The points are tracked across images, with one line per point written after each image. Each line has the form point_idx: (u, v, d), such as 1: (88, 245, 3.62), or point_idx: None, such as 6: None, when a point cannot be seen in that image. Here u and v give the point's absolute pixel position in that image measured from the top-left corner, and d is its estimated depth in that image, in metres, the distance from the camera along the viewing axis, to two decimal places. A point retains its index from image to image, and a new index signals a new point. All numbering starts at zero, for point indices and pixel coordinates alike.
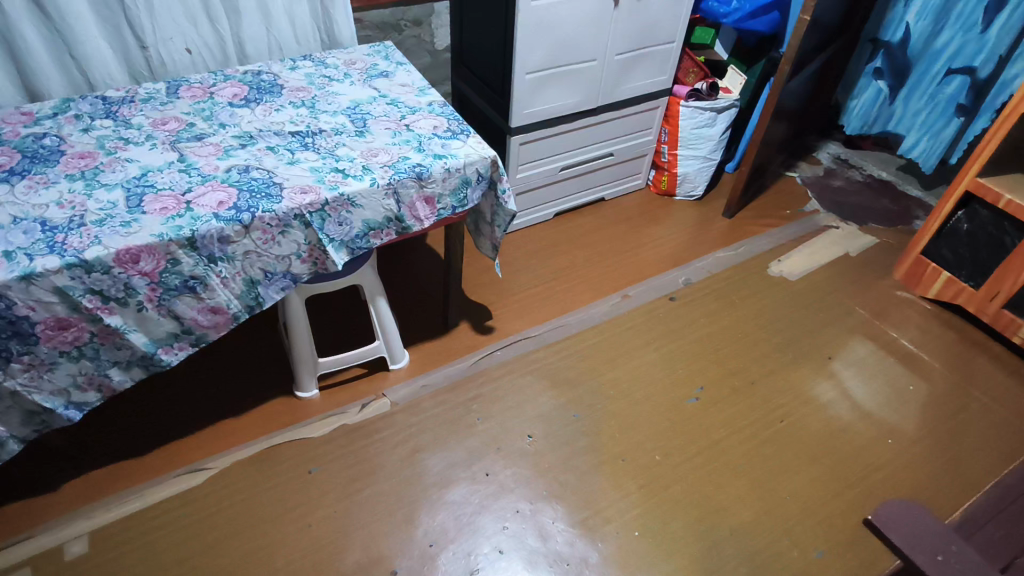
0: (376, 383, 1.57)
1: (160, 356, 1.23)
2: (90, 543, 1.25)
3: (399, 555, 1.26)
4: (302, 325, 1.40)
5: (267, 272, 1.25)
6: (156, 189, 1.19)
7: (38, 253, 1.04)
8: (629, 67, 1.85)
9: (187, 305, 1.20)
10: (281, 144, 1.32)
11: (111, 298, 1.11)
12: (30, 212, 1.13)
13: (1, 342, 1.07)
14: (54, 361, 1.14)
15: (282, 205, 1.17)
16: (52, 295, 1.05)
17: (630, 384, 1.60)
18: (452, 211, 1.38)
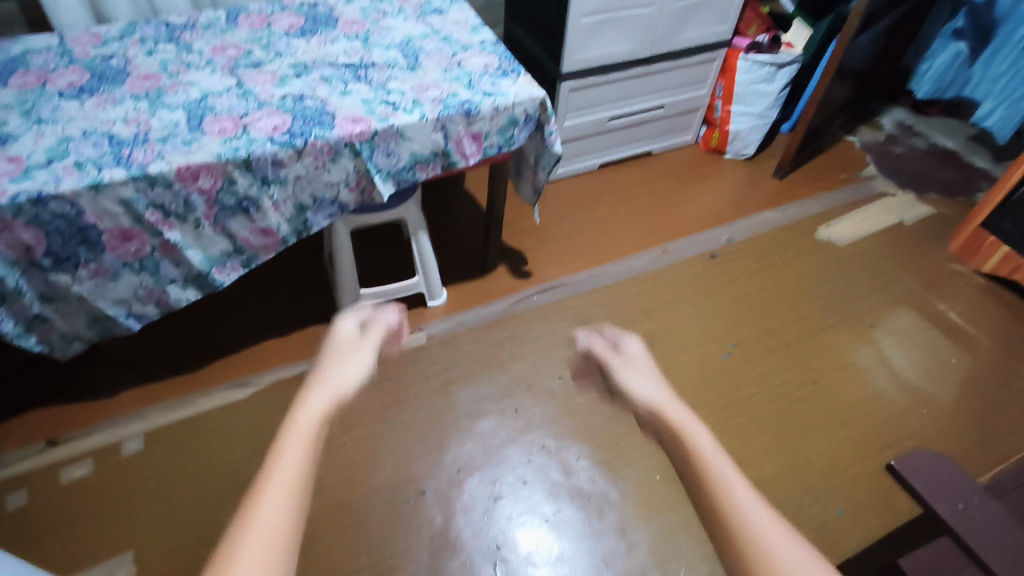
0: (414, 317, 1.61)
1: (215, 276, 1.30)
2: (145, 443, 1.35)
3: (428, 477, 1.32)
4: (347, 253, 1.45)
5: (316, 198, 1.28)
6: (215, 111, 1.23)
7: (107, 165, 1.10)
8: (687, 16, 1.79)
9: (240, 226, 1.25)
10: (335, 75, 1.34)
11: (171, 213, 1.17)
12: (99, 127, 1.18)
13: (71, 248, 1.14)
14: (118, 270, 1.21)
15: (333, 133, 1.19)
16: (118, 205, 1.11)
17: (663, 335, 1.61)
18: (498, 150, 1.39)
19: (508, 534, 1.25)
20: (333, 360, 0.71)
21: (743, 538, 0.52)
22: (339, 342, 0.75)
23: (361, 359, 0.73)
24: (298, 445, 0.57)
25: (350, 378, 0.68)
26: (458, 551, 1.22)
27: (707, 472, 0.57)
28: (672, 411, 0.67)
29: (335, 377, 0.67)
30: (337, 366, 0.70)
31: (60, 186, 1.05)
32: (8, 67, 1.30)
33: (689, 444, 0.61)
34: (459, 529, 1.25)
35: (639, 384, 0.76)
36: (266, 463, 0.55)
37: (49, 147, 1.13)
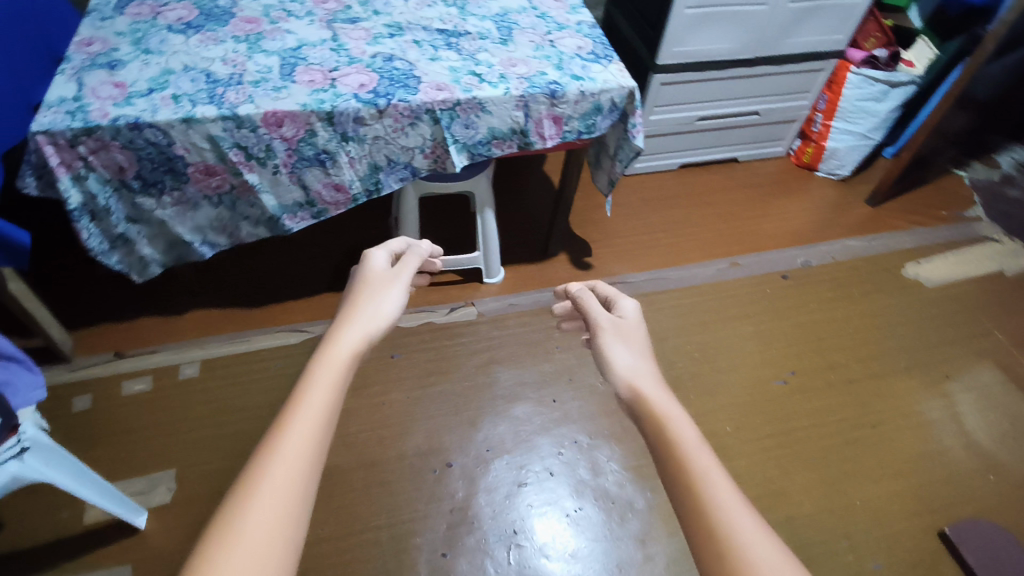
0: (468, 291, 1.62)
1: (284, 222, 1.33)
2: (200, 369, 1.42)
3: (456, 451, 1.33)
4: (413, 218, 1.46)
5: (391, 160, 1.29)
6: (307, 62, 1.25)
7: (201, 101, 1.14)
8: (802, 19, 1.68)
9: (314, 178, 1.28)
10: (426, 39, 1.32)
11: (252, 156, 1.20)
12: (198, 64, 1.23)
13: (158, 176, 1.20)
14: (198, 202, 1.27)
15: (417, 97, 1.18)
16: (205, 141, 1.16)
17: (717, 350, 1.55)
18: (577, 136, 1.34)
19: (526, 522, 1.24)
20: (362, 295, 0.70)
21: (725, 548, 0.48)
22: (366, 273, 0.73)
23: (391, 295, 0.71)
24: (326, 387, 0.57)
25: (379, 316, 0.68)
26: (475, 528, 1.23)
27: (699, 479, 0.53)
28: (653, 396, 0.61)
29: (368, 315, 0.66)
30: (366, 304, 0.68)
31: (156, 116, 1.10)
32: None
33: (674, 438, 0.56)
34: (479, 507, 1.26)
35: (616, 348, 0.69)
36: (291, 402, 0.55)
37: (152, 77, 1.19)
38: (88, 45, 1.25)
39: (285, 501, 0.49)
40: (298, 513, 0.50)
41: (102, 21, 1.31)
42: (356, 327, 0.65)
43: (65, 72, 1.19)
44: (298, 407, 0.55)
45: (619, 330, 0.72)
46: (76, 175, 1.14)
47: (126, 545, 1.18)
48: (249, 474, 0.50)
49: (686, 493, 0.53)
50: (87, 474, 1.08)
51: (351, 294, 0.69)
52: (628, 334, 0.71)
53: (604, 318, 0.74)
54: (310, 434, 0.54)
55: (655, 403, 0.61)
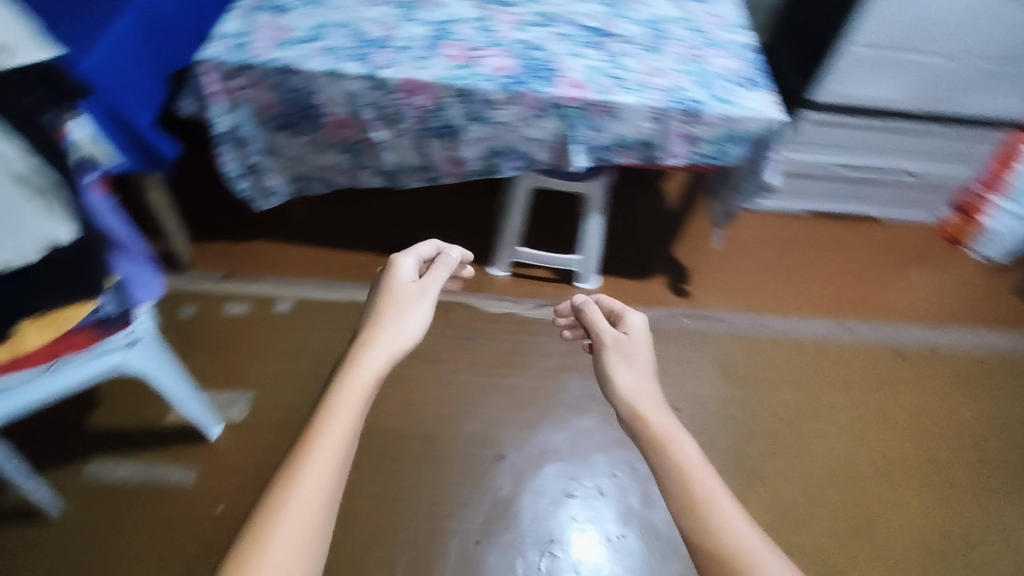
0: (557, 291, 1.60)
1: (403, 179, 1.38)
2: (294, 307, 1.50)
3: (511, 446, 1.33)
4: (520, 207, 1.46)
5: (511, 147, 1.27)
6: (453, 37, 1.26)
7: (347, 58, 1.18)
8: (986, 80, 1.54)
9: (436, 149, 1.29)
10: (573, 34, 1.29)
11: (383, 117, 1.23)
12: (352, 22, 1.27)
13: (295, 120, 1.26)
14: (327, 147, 1.32)
15: (550, 90, 1.16)
16: (343, 96, 1.19)
17: (805, 414, 1.44)
18: (706, 159, 1.27)
19: (564, 534, 1.22)
20: (387, 319, 0.73)
21: (725, 556, 0.55)
22: (393, 293, 0.77)
23: (414, 317, 0.74)
24: (345, 413, 0.61)
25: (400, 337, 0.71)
26: (513, 526, 1.22)
27: (697, 497, 0.59)
28: (654, 414, 0.68)
29: (387, 337, 0.70)
30: (388, 325, 0.72)
31: (305, 64, 1.15)
32: None
33: (677, 462, 0.62)
34: (521, 506, 1.25)
35: (621, 366, 0.76)
36: (312, 431, 0.59)
37: (309, 27, 1.24)
38: None
39: (312, 517, 0.55)
40: (319, 528, 0.55)
41: None
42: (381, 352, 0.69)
43: (235, 11, 1.27)
44: (322, 432, 0.59)
45: (626, 349, 0.79)
46: (225, 106, 1.23)
47: (197, 451, 1.27)
48: (277, 492, 0.55)
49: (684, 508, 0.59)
50: (172, 353, 1.23)
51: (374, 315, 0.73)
52: (631, 351, 0.79)
53: (609, 336, 0.81)
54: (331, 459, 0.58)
55: (657, 423, 0.67)
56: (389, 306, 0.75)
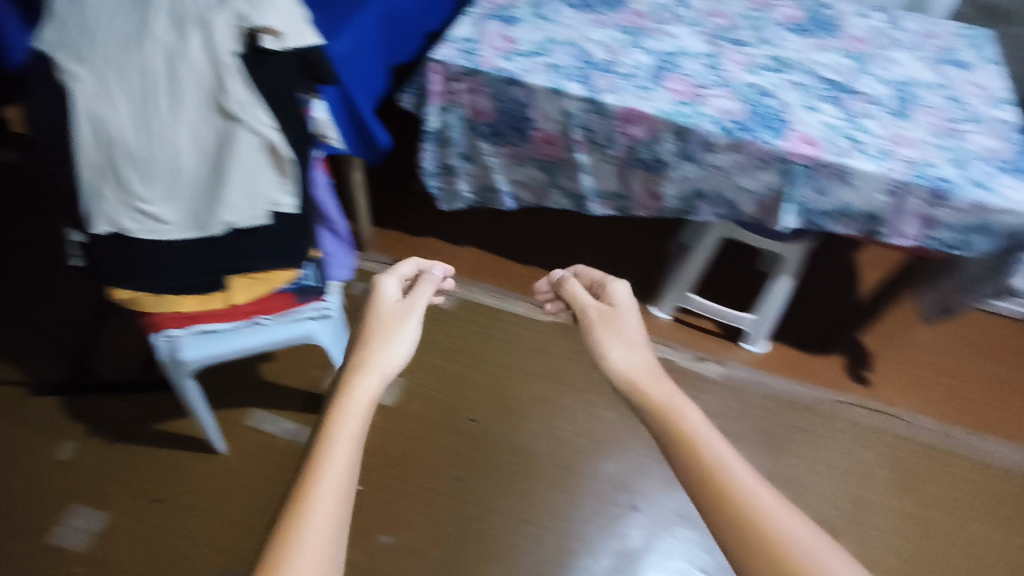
0: (719, 346, 1.51)
1: (591, 205, 1.35)
2: (455, 305, 1.54)
3: (647, 498, 1.26)
4: (703, 254, 1.39)
5: (718, 193, 1.21)
6: (679, 71, 1.21)
7: (572, 78, 1.17)
8: None
9: (637, 179, 1.26)
10: (810, 86, 1.20)
11: (593, 141, 1.21)
12: (579, 42, 1.25)
13: (505, 129, 1.27)
14: (526, 161, 1.33)
15: (780, 144, 1.08)
16: (559, 115, 1.19)
17: (985, 549, 1.27)
18: (940, 246, 1.13)
19: None
20: (378, 344, 0.68)
21: (760, 531, 0.48)
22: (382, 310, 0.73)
23: (407, 336, 0.70)
24: (345, 442, 0.56)
25: (392, 359, 0.66)
26: None
27: (711, 467, 0.52)
28: (655, 386, 0.62)
29: (379, 361, 0.65)
30: (381, 346, 0.67)
31: (531, 78, 1.16)
32: None
33: (687, 430, 0.56)
34: (649, 565, 1.18)
35: (615, 343, 0.70)
36: (313, 461, 0.54)
37: (537, 42, 1.25)
38: None
39: (320, 563, 0.48)
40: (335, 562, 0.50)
41: None
42: (370, 379, 0.63)
43: (470, 15, 1.29)
44: (317, 476, 0.53)
45: (615, 320, 0.74)
46: (444, 106, 1.26)
47: None
48: (279, 538, 0.49)
49: (698, 480, 0.52)
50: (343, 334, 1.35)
51: (362, 336, 0.68)
52: (621, 322, 0.73)
53: (593, 308, 0.75)
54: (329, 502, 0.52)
55: (656, 391, 0.61)
56: (383, 327, 0.71)
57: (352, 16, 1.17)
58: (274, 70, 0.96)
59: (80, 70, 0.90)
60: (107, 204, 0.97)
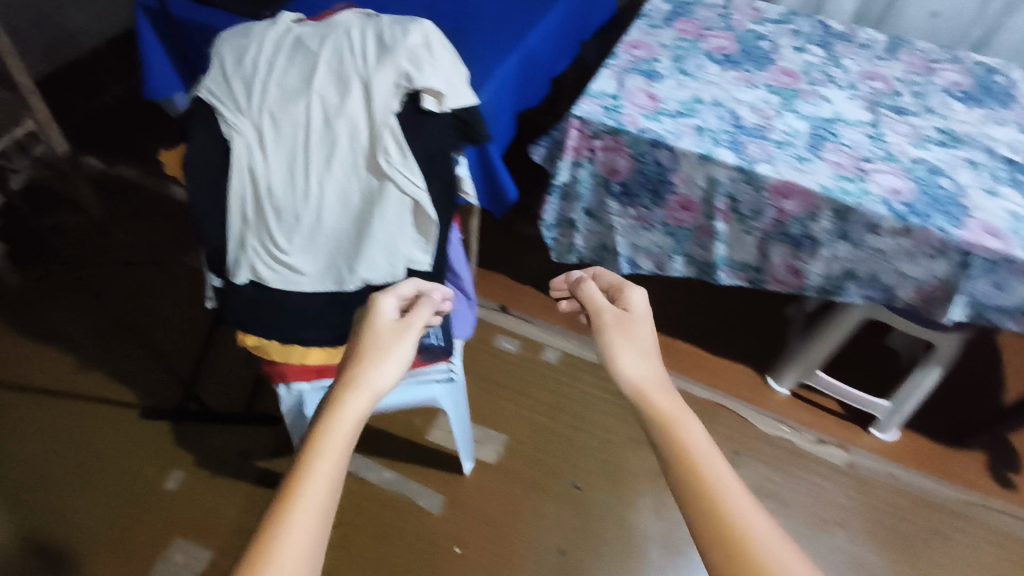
0: (843, 430, 1.39)
1: (721, 275, 1.26)
2: (559, 359, 1.49)
3: None
4: (835, 334, 1.28)
5: (873, 277, 1.10)
6: (838, 141, 1.12)
7: (722, 143, 1.10)
8: None
9: (779, 254, 1.16)
10: (987, 165, 1.09)
11: (737, 211, 1.13)
12: (726, 103, 1.18)
13: (638, 190, 1.21)
14: (655, 223, 1.26)
15: (959, 233, 0.97)
16: (703, 180, 1.12)
17: None
18: None
19: None
20: (367, 362, 0.61)
21: None
22: (373, 321, 0.66)
23: (400, 353, 0.63)
24: (326, 471, 0.51)
25: (382, 378, 0.59)
26: None
27: (731, 525, 0.46)
28: (667, 404, 0.54)
29: (367, 381, 0.58)
30: (370, 365, 0.60)
31: (679, 142, 1.10)
32: (678, 9, 1.41)
33: (701, 467, 0.49)
34: None
35: (623, 346, 0.61)
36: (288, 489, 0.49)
37: (682, 100, 1.18)
38: (635, 49, 1.30)
39: None
40: None
41: (652, 28, 1.36)
42: (356, 405, 0.56)
43: (610, 67, 1.24)
44: (289, 519, 0.48)
45: (627, 322, 0.65)
46: (577, 161, 1.21)
47: (447, 479, 1.30)
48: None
49: (713, 533, 0.46)
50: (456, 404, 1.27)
51: (352, 354, 0.61)
52: (633, 325, 0.64)
53: (607, 310, 0.66)
54: (300, 550, 0.47)
55: (666, 408, 0.54)
56: (372, 340, 0.63)
57: (489, 78, 1.17)
58: (432, 130, 0.92)
59: (240, 121, 0.90)
60: (251, 253, 0.96)
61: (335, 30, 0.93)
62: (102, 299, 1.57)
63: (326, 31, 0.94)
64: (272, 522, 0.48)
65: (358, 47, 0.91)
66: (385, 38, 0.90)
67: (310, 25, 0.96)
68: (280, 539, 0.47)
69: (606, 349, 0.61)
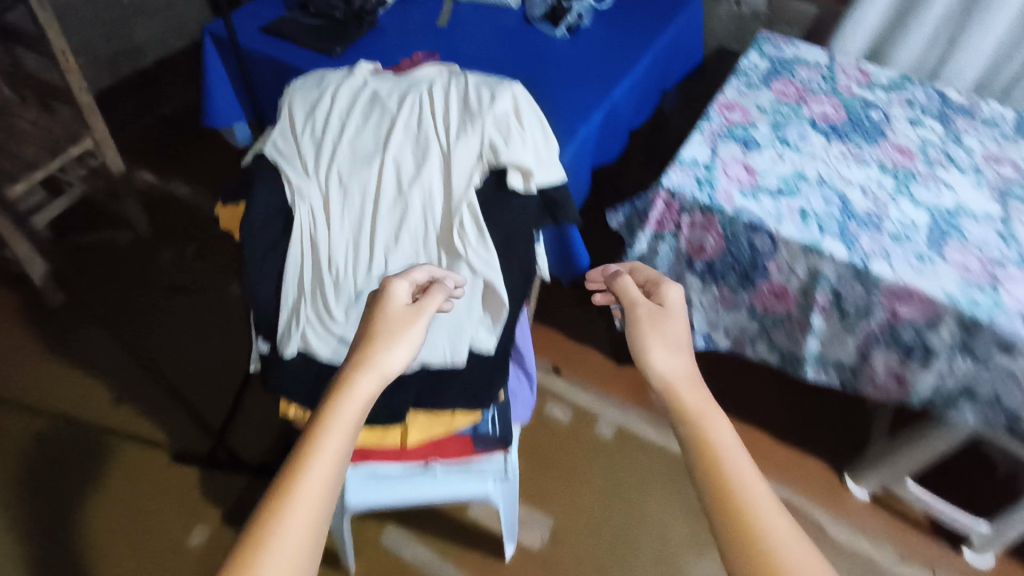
0: (931, 547, 1.24)
1: (808, 368, 1.13)
2: (614, 435, 1.37)
3: None
4: (929, 449, 1.13)
5: (997, 398, 0.95)
6: (964, 237, 0.98)
7: (830, 231, 0.98)
8: None
9: (883, 358, 1.02)
10: None
11: (840, 307, 1.00)
12: (833, 182, 1.06)
13: (725, 270, 1.09)
14: (739, 305, 1.14)
15: None
16: (804, 270, 0.99)
17: None
18: None
19: None
20: (380, 338, 0.59)
21: None
22: (387, 296, 0.64)
23: (413, 337, 0.61)
24: (330, 454, 0.50)
25: (393, 360, 0.58)
26: None
27: (758, 533, 0.46)
28: (691, 401, 0.55)
29: (376, 364, 0.57)
30: (383, 341, 0.59)
31: (781, 227, 0.98)
32: (776, 68, 1.30)
33: (728, 472, 0.49)
34: None
35: (654, 341, 0.61)
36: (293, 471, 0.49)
37: (783, 175, 1.07)
38: (729, 110, 1.18)
39: None
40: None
41: (748, 88, 1.25)
42: (366, 380, 0.56)
43: (702, 131, 1.13)
44: (291, 501, 0.47)
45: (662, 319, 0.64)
46: (658, 233, 1.10)
47: (487, 562, 1.19)
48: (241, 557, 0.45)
49: (738, 538, 0.46)
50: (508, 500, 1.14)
51: (363, 336, 0.59)
52: (667, 321, 0.64)
53: (643, 304, 0.66)
54: (308, 517, 0.47)
55: (692, 405, 0.55)
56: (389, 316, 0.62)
57: (570, 140, 1.08)
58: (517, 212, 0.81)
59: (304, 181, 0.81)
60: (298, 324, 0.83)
61: (414, 86, 0.86)
62: (145, 325, 1.52)
63: (405, 87, 0.86)
64: (279, 486, 0.48)
65: (439, 108, 0.82)
66: (468, 100, 0.82)
67: (387, 78, 0.88)
68: (285, 509, 0.47)
69: (638, 343, 0.61)
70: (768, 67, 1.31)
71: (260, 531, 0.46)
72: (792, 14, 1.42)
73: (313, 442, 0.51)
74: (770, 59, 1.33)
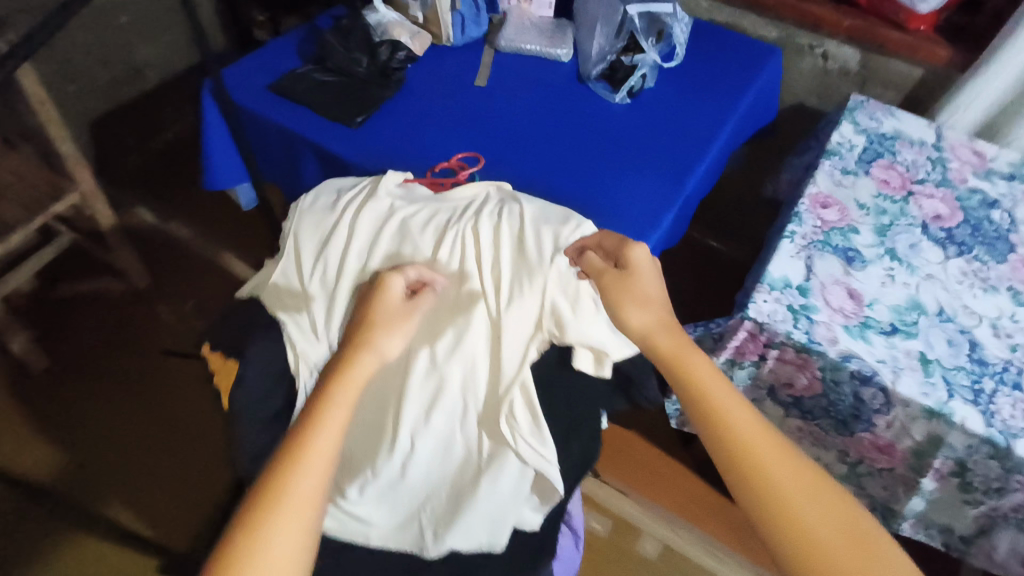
0: None
1: (904, 523, 0.96)
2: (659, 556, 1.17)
3: None
4: None
5: None
6: None
7: (961, 393, 0.79)
8: None
9: (1007, 536, 0.86)
10: None
11: (963, 480, 0.82)
12: (955, 315, 0.87)
13: (817, 412, 0.90)
14: (828, 446, 0.95)
15: None
16: (923, 435, 0.81)
17: None
18: None
19: None
20: (372, 329, 0.58)
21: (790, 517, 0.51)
22: (381, 293, 0.60)
23: (411, 321, 0.59)
24: (328, 438, 0.51)
25: (393, 346, 0.58)
26: None
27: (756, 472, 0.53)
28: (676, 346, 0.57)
29: (374, 351, 0.56)
30: (377, 334, 0.57)
31: (898, 384, 0.79)
32: (874, 147, 1.10)
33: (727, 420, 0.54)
34: None
35: (632, 315, 0.58)
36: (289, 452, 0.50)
37: (896, 305, 0.87)
38: (824, 207, 0.99)
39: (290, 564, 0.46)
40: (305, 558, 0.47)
41: (843, 173, 1.05)
42: (363, 370, 0.55)
43: (793, 237, 0.94)
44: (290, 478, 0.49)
45: (631, 287, 0.59)
46: (736, 362, 0.91)
47: None
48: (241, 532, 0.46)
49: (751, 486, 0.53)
50: None
51: (359, 324, 0.58)
52: (636, 284, 0.59)
53: (609, 273, 0.60)
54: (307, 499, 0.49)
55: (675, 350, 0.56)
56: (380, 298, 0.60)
57: None
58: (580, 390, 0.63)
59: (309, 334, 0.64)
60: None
61: (457, 216, 0.68)
62: (135, 398, 1.36)
63: (446, 216, 0.68)
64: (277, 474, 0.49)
65: (488, 254, 0.64)
66: (528, 249, 0.63)
67: (424, 198, 0.70)
68: (292, 483, 0.48)
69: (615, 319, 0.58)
70: (866, 145, 1.10)
71: (266, 508, 0.47)
72: (890, 74, 1.20)
73: (311, 424, 0.51)
74: (867, 134, 1.12)
